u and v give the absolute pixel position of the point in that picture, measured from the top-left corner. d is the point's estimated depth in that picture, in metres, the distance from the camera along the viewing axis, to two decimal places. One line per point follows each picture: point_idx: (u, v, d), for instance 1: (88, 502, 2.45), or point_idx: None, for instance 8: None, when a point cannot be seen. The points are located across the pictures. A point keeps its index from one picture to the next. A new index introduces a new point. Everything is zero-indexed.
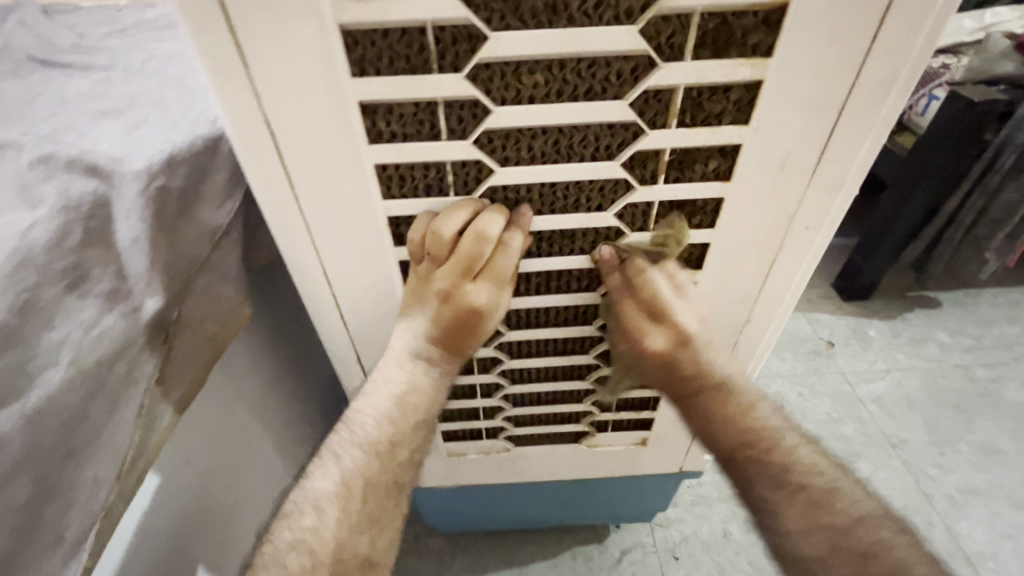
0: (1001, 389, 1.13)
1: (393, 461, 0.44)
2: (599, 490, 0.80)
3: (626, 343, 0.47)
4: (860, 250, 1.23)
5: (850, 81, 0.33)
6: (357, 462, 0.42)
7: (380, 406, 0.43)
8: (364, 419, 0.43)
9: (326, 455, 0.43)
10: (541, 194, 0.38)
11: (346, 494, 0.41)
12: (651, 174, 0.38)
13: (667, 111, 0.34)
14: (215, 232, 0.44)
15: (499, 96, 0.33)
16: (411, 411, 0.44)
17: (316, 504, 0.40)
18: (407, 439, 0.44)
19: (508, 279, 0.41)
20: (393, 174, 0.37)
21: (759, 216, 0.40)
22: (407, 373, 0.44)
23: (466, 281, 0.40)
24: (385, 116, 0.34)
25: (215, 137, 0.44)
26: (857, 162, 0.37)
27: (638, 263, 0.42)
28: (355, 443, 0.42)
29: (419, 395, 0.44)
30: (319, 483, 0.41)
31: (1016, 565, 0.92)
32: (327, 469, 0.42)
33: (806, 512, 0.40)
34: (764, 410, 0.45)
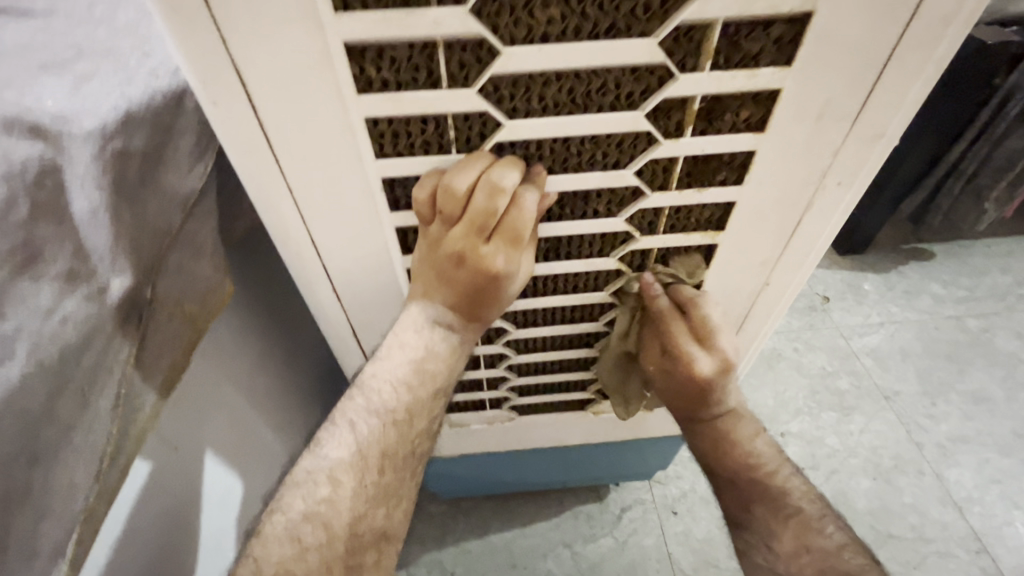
0: (992, 339, 1.14)
1: (411, 432, 0.40)
2: (601, 452, 0.79)
3: (663, 365, 0.48)
4: (859, 203, 1.21)
5: (909, 10, 0.29)
6: (373, 430, 0.39)
7: (397, 372, 0.39)
8: (380, 386, 0.39)
9: (341, 421, 0.39)
10: (554, 150, 0.34)
11: (362, 465, 0.38)
12: (676, 126, 0.33)
13: (702, 51, 0.30)
14: (186, 201, 0.40)
15: (508, 35, 0.28)
16: (431, 377, 0.40)
17: (331, 475, 0.37)
18: (425, 408, 0.41)
19: (526, 238, 0.36)
20: (385, 129, 0.32)
21: (794, 168, 0.36)
22: (425, 339, 0.40)
23: (480, 242, 0.35)
24: (376, 61, 0.29)
25: (179, 90, 0.39)
26: (904, 107, 0.33)
27: (684, 291, 0.45)
28: (371, 410, 0.39)
29: (439, 361, 0.40)
30: (334, 452, 0.38)
31: (1000, 507, 0.95)
32: (343, 437, 0.38)
33: (796, 536, 0.44)
34: (761, 443, 0.49)
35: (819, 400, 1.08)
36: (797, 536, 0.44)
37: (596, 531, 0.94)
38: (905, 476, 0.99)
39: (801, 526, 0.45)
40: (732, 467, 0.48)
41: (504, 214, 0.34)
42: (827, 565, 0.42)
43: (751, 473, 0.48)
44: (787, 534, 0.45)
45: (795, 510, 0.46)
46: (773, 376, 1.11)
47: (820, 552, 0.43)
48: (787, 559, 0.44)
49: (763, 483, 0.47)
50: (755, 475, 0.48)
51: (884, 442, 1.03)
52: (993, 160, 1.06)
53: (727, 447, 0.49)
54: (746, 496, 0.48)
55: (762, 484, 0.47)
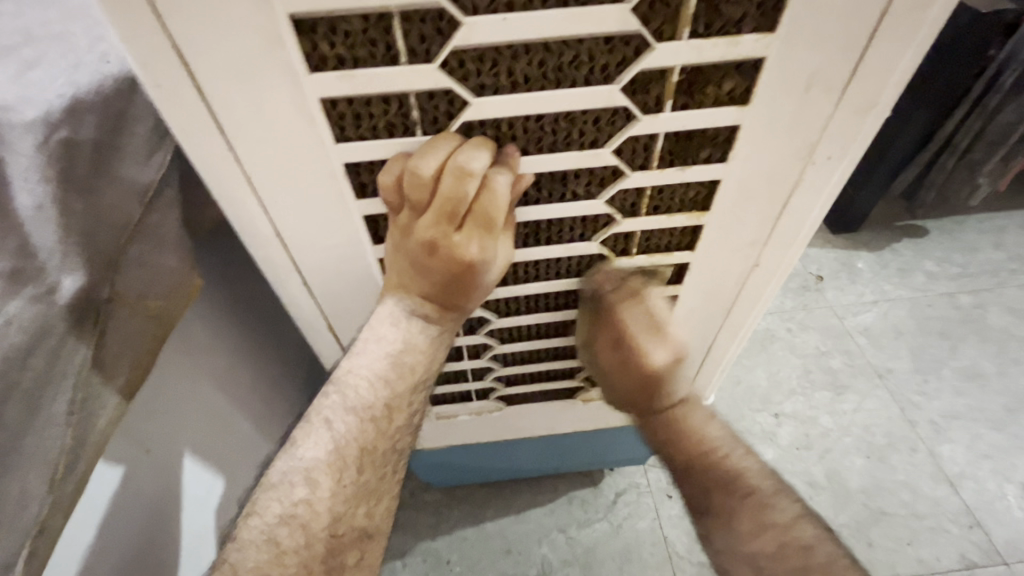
0: (985, 315, 1.14)
1: (391, 427, 0.39)
2: (593, 439, 0.79)
3: (612, 353, 0.46)
4: (852, 180, 1.19)
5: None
6: (351, 428, 0.37)
7: (374, 366, 0.38)
8: (357, 380, 0.38)
9: (317, 420, 0.37)
10: (528, 129, 0.32)
11: (341, 464, 0.37)
12: (655, 101, 0.32)
13: (678, 18, 0.28)
14: (145, 193, 0.38)
15: (469, 4, 0.26)
16: (409, 371, 0.39)
17: (308, 476, 0.36)
18: (405, 401, 0.39)
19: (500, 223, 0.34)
20: (346, 111, 0.30)
21: (781, 143, 0.34)
22: (402, 332, 0.38)
23: (452, 229, 0.34)
24: (328, 37, 0.27)
25: (130, 78, 0.37)
26: (896, 74, 0.31)
27: (636, 283, 0.44)
28: (347, 407, 0.37)
29: (418, 353, 0.39)
30: (310, 452, 0.36)
31: (992, 482, 0.96)
32: (319, 435, 0.37)
33: (753, 515, 0.41)
34: (714, 428, 0.46)
35: (812, 380, 1.08)
36: (755, 516, 0.41)
37: (591, 516, 0.93)
38: (898, 454, 0.99)
39: (758, 505, 0.41)
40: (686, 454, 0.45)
41: (475, 198, 0.32)
42: (787, 538, 0.40)
43: (702, 459, 0.44)
44: (745, 514, 0.41)
45: (750, 490, 0.42)
46: (767, 357, 1.10)
47: (781, 528, 0.40)
48: (746, 539, 0.41)
49: (708, 470, 0.44)
50: (708, 462, 0.44)
51: (878, 420, 1.02)
52: (987, 134, 1.04)
53: (676, 437, 0.45)
54: (703, 481, 0.44)
55: (716, 468, 0.44)
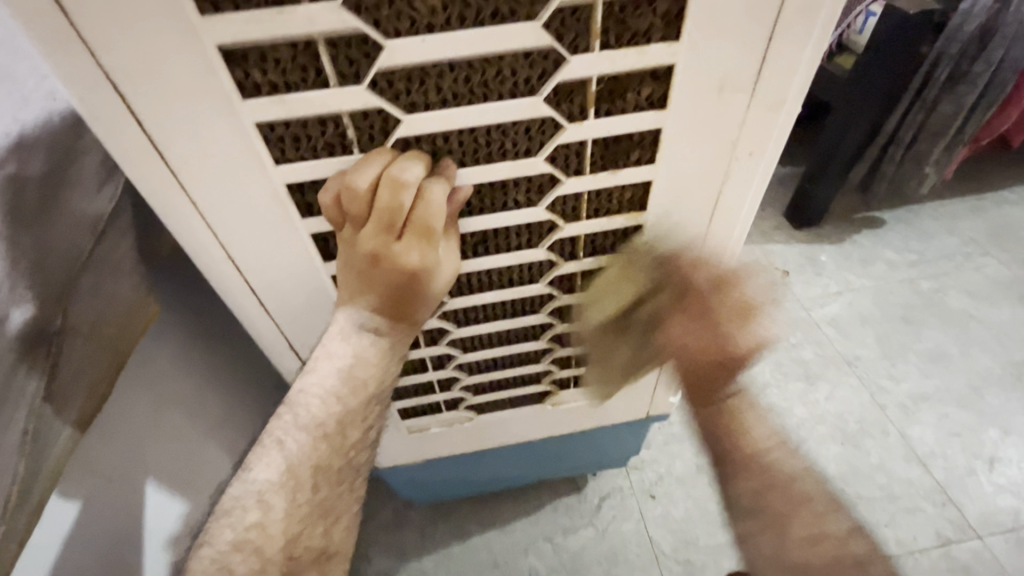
0: (944, 298, 1.18)
1: (345, 444, 0.39)
2: (570, 444, 0.80)
3: (660, 335, 0.45)
4: (810, 176, 1.24)
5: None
6: (303, 447, 0.37)
7: (325, 383, 0.38)
8: (308, 399, 0.38)
9: (269, 441, 0.38)
10: (462, 143, 0.34)
11: (293, 484, 0.37)
12: (580, 109, 0.34)
13: (588, 32, 0.30)
14: (97, 224, 0.39)
15: (391, 28, 0.28)
16: (361, 386, 0.39)
17: (260, 499, 0.36)
18: (358, 417, 0.40)
19: (439, 232, 0.35)
20: (283, 134, 0.31)
21: (704, 140, 0.36)
22: (354, 347, 0.39)
23: (393, 241, 0.35)
24: (261, 64, 0.28)
25: (74, 116, 0.37)
26: (799, 70, 0.33)
27: (677, 259, 0.43)
28: (299, 426, 0.37)
29: (369, 367, 0.39)
30: (263, 474, 0.37)
31: (962, 458, 0.98)
32: (270, 458, 0.37)
33: (807, 527, 0.42)
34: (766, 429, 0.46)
35: (784, 372, 1.10)
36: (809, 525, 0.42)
37: (577, 522, 0.94)
38: (871, 439, 1.01)
39: (812, 515, 0.42)
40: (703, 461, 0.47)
41: (412, 208, 0.34)
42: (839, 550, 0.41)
43: (750, 458, 0.45)
44: (796, 522, 0.42)
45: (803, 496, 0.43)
46: None
47: (835, 543, 0.41)
48: (801, 548, 0.41)
49: (760, 471, 0.44)
50: (758, 463, 0.45)
51: (850, 407, 1.05)
52: (929, 125, 1.10)
53: (730, 432, 0.46)
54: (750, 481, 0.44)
55: (764, 468, 0.44)
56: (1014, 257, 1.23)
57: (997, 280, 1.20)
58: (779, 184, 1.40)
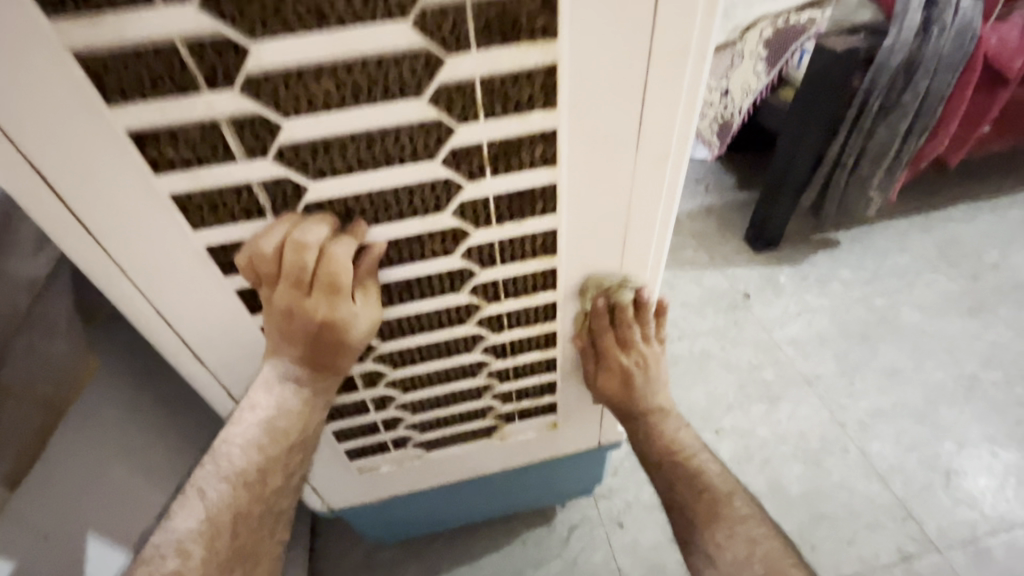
0: (898, 314, 1.22)
1: (265, 490, 0.41)
2: (530, 476, 0.80)
3: (597, 370, 0.56)
4: (764, 201, 1.29)
5: (645, 50, 0.32)
6: (223, 494, 0.39)
7: (247, 434, 0.41)
8: (230, 449, 0.41)
9: (192, 491, 0.40)
10: (371, 202, 0.37)
11: (212, 531, 0.39)
12: (479, 169, 0.37)
13: (474, 104, 0.33)
14: (33, 286, 0.40)
15: (290, 107, 0.31)
16: (283, 435, 0.41)
17: (179, 547, 0.38)
18: (280, 465, 0.42)
19: (347, 286, 0.38)
20: (200, 201, 0.34)
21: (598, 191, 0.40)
22: (276, 398, 0.41)
23: (305, 296, 0.38)
24: (170, 142, 0.31)
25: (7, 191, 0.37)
26: (676, 125, 0.37)
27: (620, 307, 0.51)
28: (220, 476, 0.40)
29: (290, 417, 0.41)
30: (183, 522, 0.39)
31: (920, 473, 1.01)
32: (191, 507, 0.39)
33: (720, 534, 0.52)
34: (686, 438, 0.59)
35: (747, 394, 1.13)
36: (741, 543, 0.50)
37: (546, 555, 0.93)
38: (832, 456, 1.03)
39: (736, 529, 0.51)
40: (699, 502, 0.54)
41: (318, 267, 0.37)
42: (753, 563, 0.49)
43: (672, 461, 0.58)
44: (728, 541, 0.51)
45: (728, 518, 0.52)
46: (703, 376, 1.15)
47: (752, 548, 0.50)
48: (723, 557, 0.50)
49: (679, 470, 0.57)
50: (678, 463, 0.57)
51: (812, 425, 1.07)
52: (869, 150, 1.16)
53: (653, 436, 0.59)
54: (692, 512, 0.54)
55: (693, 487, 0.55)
56: (962, 273, 1.28)
57: (947, 295, 1.24)
58: (738, 209, 1.45)
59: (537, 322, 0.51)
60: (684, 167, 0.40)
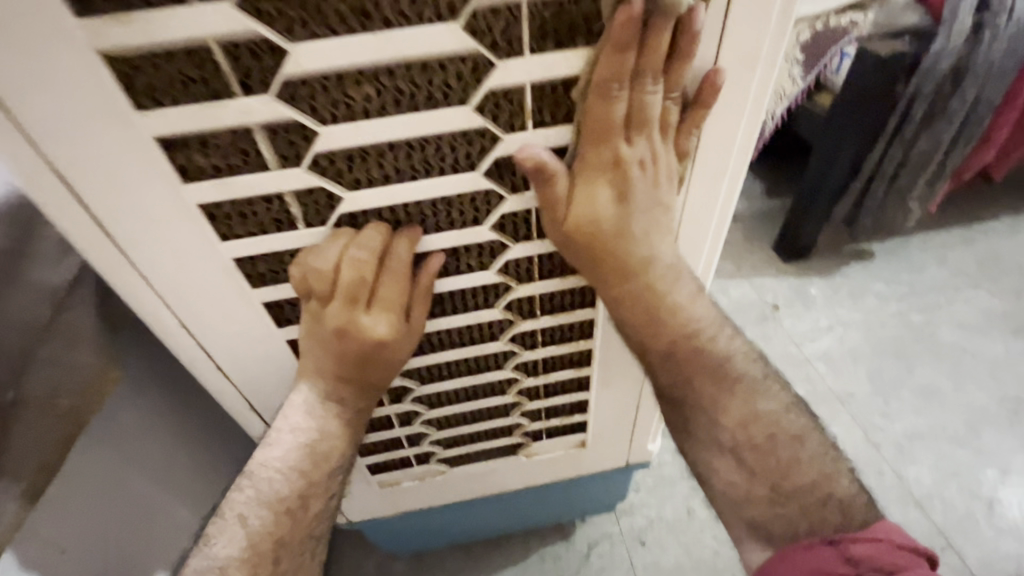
0: (936, 331, 1.16)
1: (306, 516, 0.40)
2: (552, 493, 0.78)
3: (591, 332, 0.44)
4: (796, 211, 1.23)
5: (714, 60, 0.32)
6: (265, 521, 0.37)
7: (288, 458, 0.39)
8: (269, 474, 0.38)
9: (230, 517, 0.37)
10: (407, 213, 0.35)
11: (255, 560, 0.36)
12: (522, 180, 0.35)
13: (522, 111, 0.31)
14: (53, 298, 0.39)
15: (328, 114, 0.29)
16: (324, 459, 0.40)
17: (221, 575, 0.35)
18: (321, 488, 0.40)
19: (401, 303, 0.37)
20: (228, 212, 0.32)
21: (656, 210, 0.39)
22: (317, 420, 0.39)
23: (359, 313, 0.37)
24: (201, 149, 0.29)
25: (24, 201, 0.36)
26: (737, 145, 0.36)
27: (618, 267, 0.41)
28: (260, 502, 0.38)
29: (332, 439, 0.40)
30: (224, 549, 0.36)
31: (961, 500, 0.95)
32: (233, 533, 0.37)
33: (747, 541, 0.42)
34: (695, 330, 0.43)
35: None
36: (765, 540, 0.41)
37: (565, 573, 0.90)
38: (868, 479, 0.98)
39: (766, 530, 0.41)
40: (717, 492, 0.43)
41: (374, 282, 0.36)
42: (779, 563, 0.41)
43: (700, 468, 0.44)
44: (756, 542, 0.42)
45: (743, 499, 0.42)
46: None
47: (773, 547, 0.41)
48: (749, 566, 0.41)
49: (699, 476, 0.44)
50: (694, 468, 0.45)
51: (845, 446, 1.02)
52: (908, 161, 1.11)
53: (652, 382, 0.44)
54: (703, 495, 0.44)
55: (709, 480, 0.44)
56: (1004, 289, 1.22)
57: (988, 312, 1.19)
58: (766, 217, 1.40)
59: (569, 340, 0.49)
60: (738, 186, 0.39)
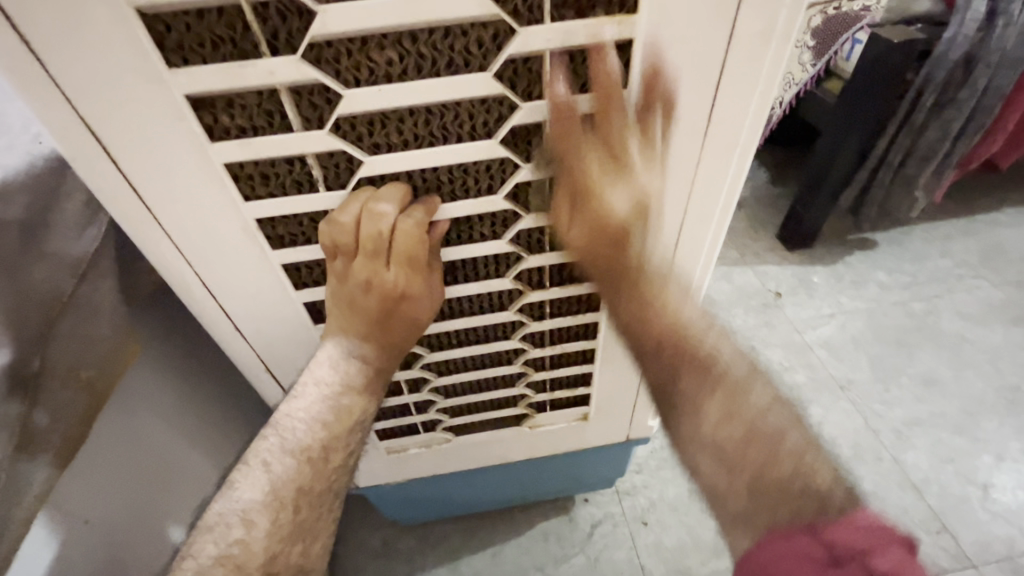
0: (937, 321, 1.17)
1: (327, 467, 0.41)
2: (555, 466, 0.80)
3: None
4: (801, 199, 1.23)
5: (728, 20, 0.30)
6: (288, 469, 0.39)
7: (312, 409, 0.40)
8: (294, 424, 0.40)
9: (255, 462, 0.39)
10: (424, 180, 0.36)
11: (276, 504, 0.38)
12: (537, 150, 0.35)
13: (539, 79, 0.32)
14: (77, 266, 0.40)
15: (351, 77, 0.30)
16: (347, 413, 0.41)
17: (244, 516, 0.37)
18: (341, 442, 0.42)
19: (422, 262, 0.37)
20: (252, 172, 0.33)
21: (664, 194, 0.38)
22: (340, 373, 0.41)
23: (383, 268, 0.37)
24: (227, 109, 0.30)
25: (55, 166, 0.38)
26: (749, 116, 0.34)
27: None
28: (284, 449, 0.39)
29: (353, 395, 0.41)
30: (247, 493, 0.37)
31: (956, 485, 0.97)
32: (256, 477, 0.38)
33: None
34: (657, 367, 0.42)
35: None
36: None
37: (568, 551, 0.92)
38: (865, 464, 1.00)
39: None
40: None
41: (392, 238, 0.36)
42: None
43: None
44: None
45: None
46: None
47: None
48: None
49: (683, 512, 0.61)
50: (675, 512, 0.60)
51: (844, 432, 1.04)
52: (916, 150, 1.10)
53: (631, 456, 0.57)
54: None
55: None
56: (1006, 281, 1.22)
57: (989, 302, 1.19)
58: (772, 205, 1.40)
59: (577, 312, 0.50)
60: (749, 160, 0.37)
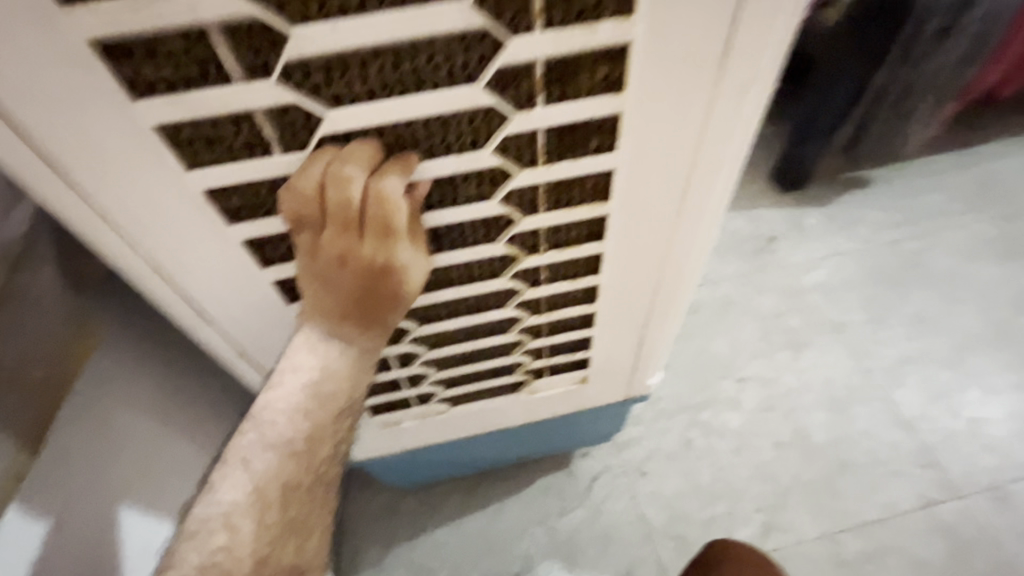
0: (930, 258, 1.16)
1: (315, 460, 0.37)
2: (553, 427, 0.78)
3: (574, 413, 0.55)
4: (796, 137, 1.18)
5: None
6: (269, 465, 0.36)
7: (291, 399, 0.36)
8: (273, 417, 0.36)
9: (234, 460, 0.36)
10: (398, 137, 0.31)
11: (261, 503, 0.35)
12: (528, 96, 0.30)
13: (528, 8, 0.26)
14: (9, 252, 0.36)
15: (296, 12, 0.24)
16: (331, 400, 0.37)
17: (227, 521, 0.34)
18: (328, 433, 0.38)
19: (400, 231, 0.33)
20: (190, 136, 0.28)
21: (676, 140, 0.34)
22: (320, 357, 0.37)
23: (356, 240, 0.33)
24: (149, 58, 0.24)
25: None
26: (774, 43, 0.30)
27: None
28: (264, 444, 0.36)
29: (337, 380, 0.37)
30: (228, 494, 0.35)
31: (945, 420, 0.99)
32: (235, 478, 0.35)
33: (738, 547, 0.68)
34: None
35: (772, 341, 1.09)
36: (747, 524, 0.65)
37: (569, 504, 0.93)
38: (857, 405, 1.01)
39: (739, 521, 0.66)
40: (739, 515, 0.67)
41: (364, 205, 0.31)
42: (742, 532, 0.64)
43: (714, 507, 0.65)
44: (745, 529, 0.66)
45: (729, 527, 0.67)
46: (726, 325, 1.10)
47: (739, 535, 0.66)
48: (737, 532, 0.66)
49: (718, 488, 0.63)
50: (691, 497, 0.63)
51: (837, 374, 1.04)
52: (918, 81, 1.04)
53: None
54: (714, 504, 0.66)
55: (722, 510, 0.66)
56: (999, 214, 1.20)
57: (983, 238, 1.18)
58: (765, 144, 1.34)
59: (577, 276, 0.46)
60: (767, 96, 0.33)
